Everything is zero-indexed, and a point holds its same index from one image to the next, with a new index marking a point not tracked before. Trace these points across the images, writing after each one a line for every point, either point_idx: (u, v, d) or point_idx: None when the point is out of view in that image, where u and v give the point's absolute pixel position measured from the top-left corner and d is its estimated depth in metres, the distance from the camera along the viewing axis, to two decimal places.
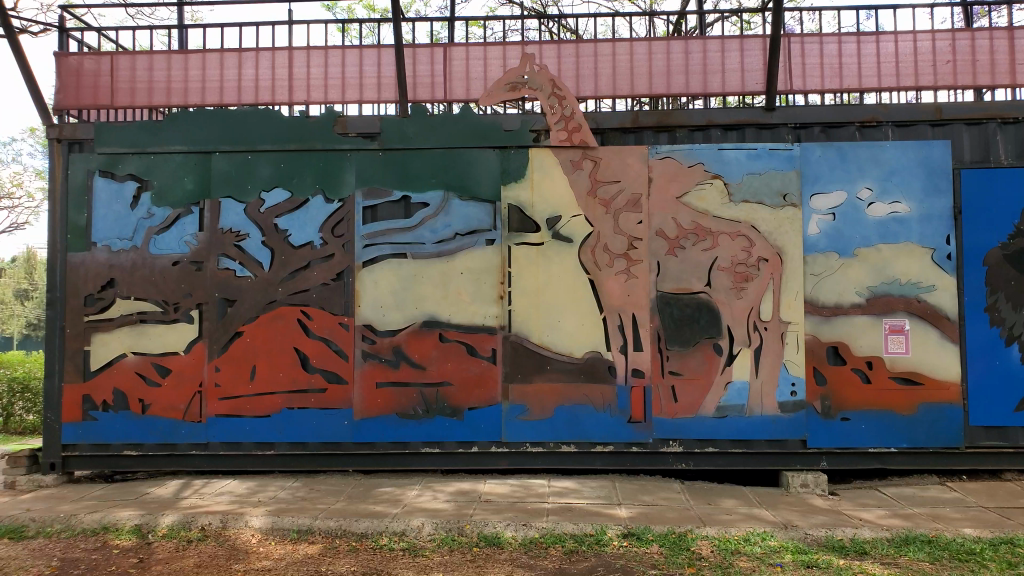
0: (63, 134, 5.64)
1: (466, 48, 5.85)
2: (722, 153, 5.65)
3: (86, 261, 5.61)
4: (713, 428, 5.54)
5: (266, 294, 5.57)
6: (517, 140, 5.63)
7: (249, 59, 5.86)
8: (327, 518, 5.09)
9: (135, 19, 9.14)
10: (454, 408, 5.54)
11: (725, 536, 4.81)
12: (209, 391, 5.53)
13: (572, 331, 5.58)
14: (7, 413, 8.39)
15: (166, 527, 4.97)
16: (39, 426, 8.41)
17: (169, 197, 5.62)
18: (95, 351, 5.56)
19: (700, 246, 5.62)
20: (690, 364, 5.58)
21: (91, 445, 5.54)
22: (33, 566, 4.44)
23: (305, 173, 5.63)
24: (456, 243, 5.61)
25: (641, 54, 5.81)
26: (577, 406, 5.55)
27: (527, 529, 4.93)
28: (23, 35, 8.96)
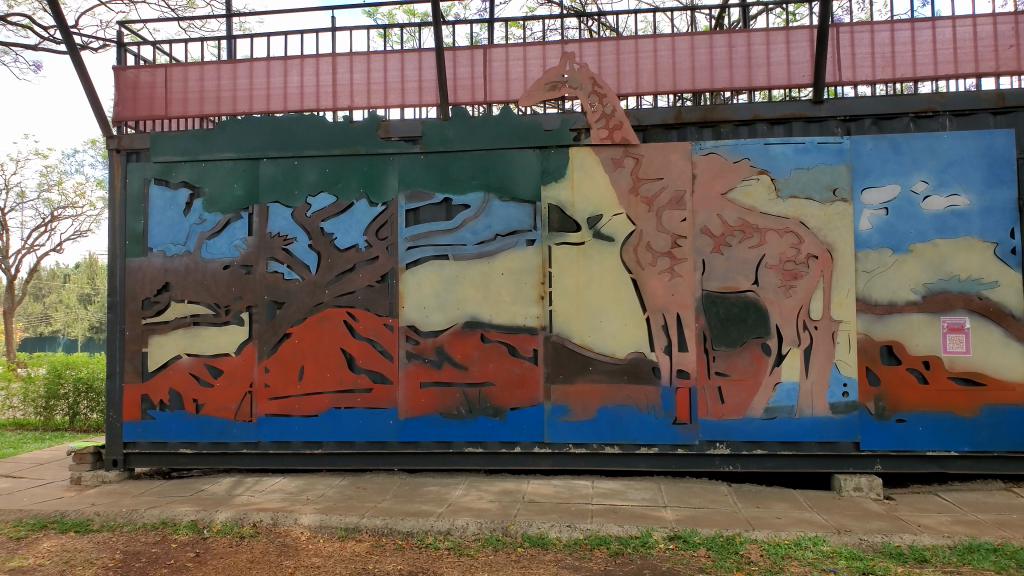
0: (121, 144, 5.89)
1: (505, 49, 5.84)
2: (768, 147, 5.51)
3: (143, 266, 5.83)
4: (761, 429, 5.42)
5: (314, 296, 5.69)
6: (558, 139, 5.61)
7: (294, 67, 5.97)
8: (374, 517, 5.17)
9: (187, 32, 9.44)
10: (497, 408, 5.56)
11: (775, 540, 4.69)
12: (260, 391, 5.69)
13: (615, 332, 5.53)
14: (74, 413, 8.85)
15: (221, 523, 5.14)
16: (102, 425, 8.84)
17: (219, 204, 5.80)
18: (152, 352, 5.77)
19: (747, 243, 5.50)
20: (737, 364, 5.46)
21: (150, 443, 5.75)
22: (98, 558, 4.65)
23: (350, 177, 5.74)
24: (497, 243, 5.63)
25: (684, 49, 5.69)
26: (621, 407, 5.50)
27: (572, 530, 4.92)
28: (82, 52, 9.41)
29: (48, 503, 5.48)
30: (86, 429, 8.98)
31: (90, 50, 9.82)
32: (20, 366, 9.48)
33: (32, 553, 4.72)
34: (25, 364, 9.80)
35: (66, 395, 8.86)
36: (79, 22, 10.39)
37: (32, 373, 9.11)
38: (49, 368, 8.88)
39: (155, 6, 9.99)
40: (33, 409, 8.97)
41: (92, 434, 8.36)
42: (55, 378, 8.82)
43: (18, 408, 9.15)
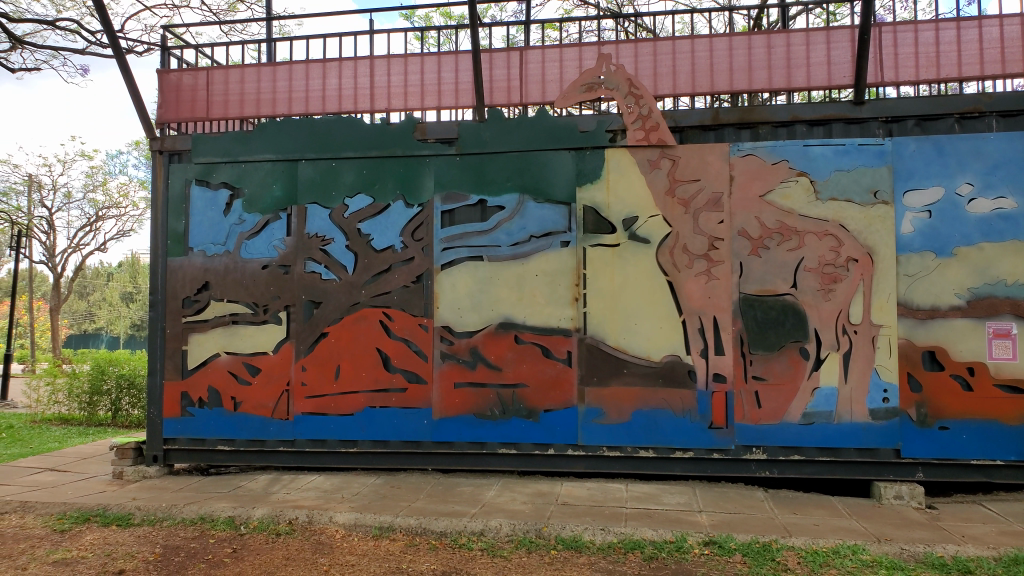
0: (164, 146, 6.00)
1: (542, 50, 5.84)
2: (807, 149, 5.44)
3: (183, 266, 5.93)
4: (799, 435, 5.34)
5: (350, 296, 5.74)
6: (594, 141, 5.60)
7: (332, 69, 6.02)
8: (408, 516, 5.20)
9: (228, 36, 9.62)
10: (531, 409, 5.55)
11: (813, 547, 4.62)
12: (296, 390, 5.75)
13: (650, 334, 5.49)
14: (116, 408, 9.04)
15: (257, 520, 5.21)
16: (143, 421, 9.02)
17: (258, 204, 5.88)
18: (192, 350, 5.87)
19: (785, 246, 5.43)
20: (775, 368, 5.40)
21: (189, 439, 5.85)
22: (139, 552, 4.73)
23: (387, 179, 5.78)
24: (532, 245, 5.63)
25: (722, 50, 5.64)
26: (656, 410, 5.46)
27: (606, 534, 4.89)
28: (127, 56, 9.64)
29: (92, 497, 5.60)
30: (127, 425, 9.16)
31: (135, 53, 10.06)
32: (65, 362, 9.73)
33: (76, 545, 4.82)
34: (71, 360, 10.07)
35: (109, 391, 9.05)
36: (125, 27, 10.65)
37: (77, 369, 9.34)
38: (92, 364, 9.11)
39: (200, 11, 10.24)
40: (77, 404, 9.18)
41: (134, 429, 8.54)
42: (98, 374, 9.04)
43: (63, 403, 9.38)
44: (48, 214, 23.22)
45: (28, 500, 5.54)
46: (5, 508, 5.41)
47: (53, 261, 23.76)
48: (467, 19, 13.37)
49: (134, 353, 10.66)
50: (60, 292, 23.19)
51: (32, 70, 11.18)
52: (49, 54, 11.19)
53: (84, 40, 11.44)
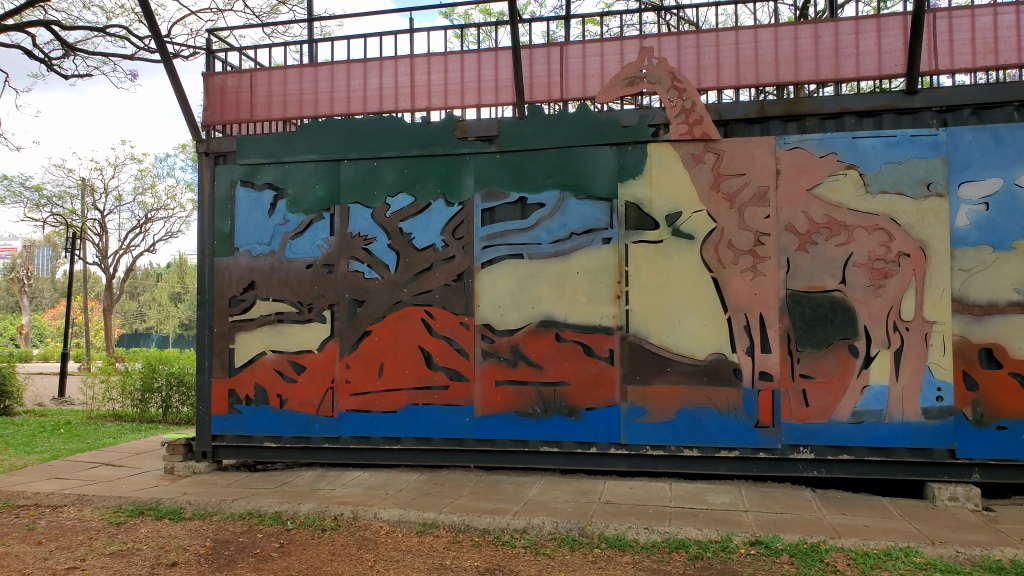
0: (210, 148, 6.11)
1: (583, 45, 5.78)
2: (857, 141, 5.30)
3: (230, 266, 6.04)
4: (848, 434, 5.22)
5: (392, 295, 5.78)
6: (635, 136, 5.53)
7: (373, 69, 6.05)
8: (451, 513, 5.23)
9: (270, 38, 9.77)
10: (573, 407, 5.52)
11: (863, 549, 4.51)
12: (340, 387, 5.82)
13: (694, 332, 5.42)
14: (167, 406, 9.28)
15: (304, 516, 5.29)
16: (193, 418, 9.24)
17: (302, 204, 5.95)
18: (239, 349, 5.97)
19: (834, 241, 5.30)
20: (823, 366, 5.28)
21: (237, 436, 5.96)
22: (190, 545, 4.85)
23: (427, 177, 5.79)
24: (573, 242, 5.58)
25: (767, 41, 5.52)
26: (700, 409, 5.39)
27: (650, 533, 4.85)
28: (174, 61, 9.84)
29: (145, 491, 5.75)
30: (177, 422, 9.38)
31: (181, 58, 10.27)
32: (118, 361, 10.03)
33: (131, 537, 4.96)
34: (125, 359, 10.38)
35: (160, 389, 9.30)
36: (173, 32, 10.91)
37: (129, 367, 9.63)
38: (144, 362, 9.38)
39: (244, 15, 10.43)
40: (130, 401, 9.45)
41: (184, 426, 8.76)
42: (150, 372, 9.31)
43: (116, 400, 9.66)
44: (100, 216, 24.06)
45: (86, 493, 5.72)
46: (64, 501, 5.59)
47: (105, 262, 24.53)
48: (507, 16, 13.36)
49: (183, 353, 10.92)
50: (111, 292, 23.97)
51: (84, 75, 11.51)
52: (101, 60, 11.51)
53: (134, 47, 11.77)
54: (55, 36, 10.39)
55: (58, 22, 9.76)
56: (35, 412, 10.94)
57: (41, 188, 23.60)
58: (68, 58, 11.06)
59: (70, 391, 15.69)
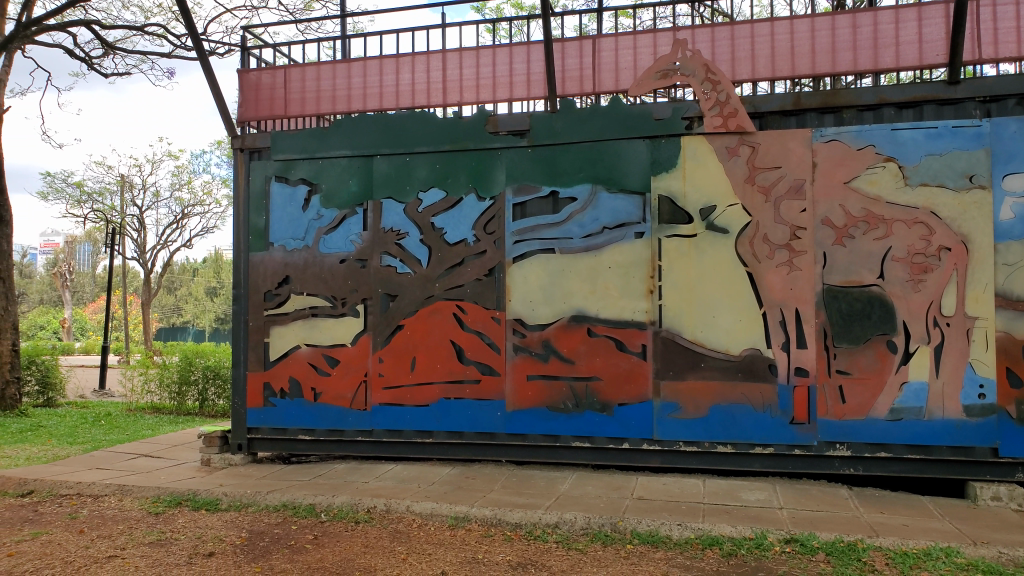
0: (245, 144, 6.20)
1: (615, 38, 5.74)
2: (896, 133, 5.19)
3: (265, 260, 6.11)
4: (887, 431, 5.13)
5: (424, 289, 5.81)
6: (669, 129, 5.48)
7: (405, 64, 6.08)
8: (483, 507, 5.24)
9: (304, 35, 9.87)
10: (605, 402, 5.49)
11: (902, 548, 4.43)
12: (373, 381, 5.86)
13: (728, 327, 5.37)
14: (204, 398, 9.46)
15: (337, 508, 5.33)
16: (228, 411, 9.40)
17: (336, 200, 6.00)
18: (273, 342, 6.05)
19: (871, 235, 5.20)
20: (860, 362, 5.20)
21: (271, 429, 6.04)
22: (227, 535, 4.93)
23: (459, 172, 5.80)
24: (605, 237, 5.55)
25: (804, 32, 5.44)
26: (734, 405, 5.34)
27: (683, 529, 4.81)
28: (210, 58, 9.99)
29: (183, 482, 5.85)
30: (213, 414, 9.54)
31: (217, 56, 10.43)
32: (156, 354, 10.24)
33: (170, 527, 5.06)
34: (162, 352, 10.61)
35: (196, 382, 9.48)
36: (208, 30, 11.08)
37: (167, 361, 9.83)
38: (181, 356, 9.57)
39: (277, 12, 10.55)
40: (168, 394, 9.64)
41: (220, 419, 8.91)
42: (187, 365, 9.49)
43: (154, 392, 9.86)
44: (136, 213, 24.60)
45: (126, 483, 5.84)
46: (105, 491, 5.72)
47: (144, 256, 25.09)
48: (538, 10, 13.33)
49: (218, 347, 11.11)
50: (146, 288, 24.48)
51: (122, 74, 11.76)
52: (140, 60, 11.75)
53: (171, 45, 12.00)
54: (95, 36, 10.61)
55: (98, 22, 9.97)
56: (77, 404, 11.23)
57: (85, 183, 24.36)
58: (108, 57, 11.30)
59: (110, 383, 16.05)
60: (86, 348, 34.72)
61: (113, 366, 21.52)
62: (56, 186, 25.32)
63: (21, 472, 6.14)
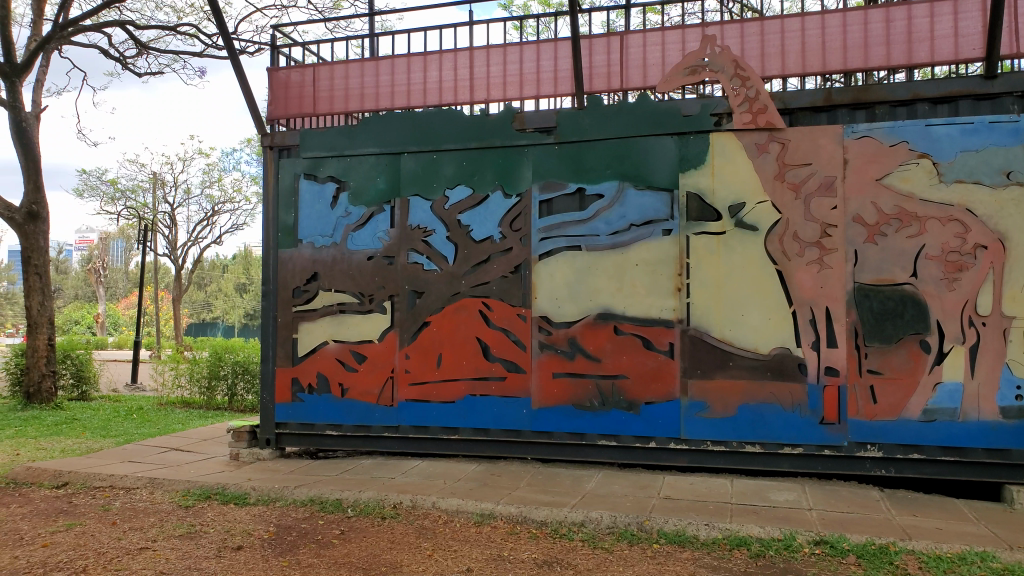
0: (274, 142, 6.27)
1: (643, 34, 5.72)
2: (930, 129, 5.09)
3: (293, 257, 6.17)
4: (920, 433, 5.03)
5: (450, 286, 5.83)
6: (697, 125, 5.44)
7: (433, 62, 6.11)
8: (509, 504, 5.23)
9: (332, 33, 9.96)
10: (631, 401, 5.46)
11: (936, 552, 4.33)
12: (400, 377, 5.90)
13: (757, 325, 5.31)
14: (233, 393, 9.57)
15: (363, 504, 5.36)
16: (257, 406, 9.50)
17: (364, 197, 6.04)
18: (302, 338, 6.10)
19: (904, 232, 5.11)
20: (893, 362, 5.11)
21: (299, 424, 6.11)
22: (255, 529, 4.98)
23: (486, 169, 5.81)
24: (632, 234, 5.52)
25: (835, 26, 5.37)
26: (763, 404, 5.28)
27: (710, 529, 4.76)
28: (241, 57, 10.13)
29: (212, 476, 5.93)
30: (242, 409, 9.64)
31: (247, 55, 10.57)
32: (186, 350, 10.41)
33: (199, 520, 5.12)
34: (192, 348, 10.78)
35: (226, 376, 9.60)
36: (238, 29, 11.23)
37: (197, 356, 9.97)
38: (211, 351, 9.73)
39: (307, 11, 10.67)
40: (198, 388, 9.79)
41: (249, 413, 9.02)
42: (217, 360, 9.64)
43: (185, 387, 10.02)
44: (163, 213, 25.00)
45: (157, 476, 5.93)
46: (137, 483, 5.81)
47: (173, 254, 25.51)
48: (566, 6, 13.31)
49: (246, 342, 11.24)
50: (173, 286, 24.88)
51: (155, 74, 11.99)
52: (171, 59, 11.96)
53: (201, 44, 12.19)
54: (129, 36, 10.80)
55: (132, 22, 10.15)
56: (109, 398, 11.43)
57: (120, 181, 24.93)
58: (141, 57, 11.52)
59: (142, 377, 16.41)
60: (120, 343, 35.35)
61: (144, 361, 21.93)
62: (89, 184, 25.86)
63: (56, 463, 6.26)
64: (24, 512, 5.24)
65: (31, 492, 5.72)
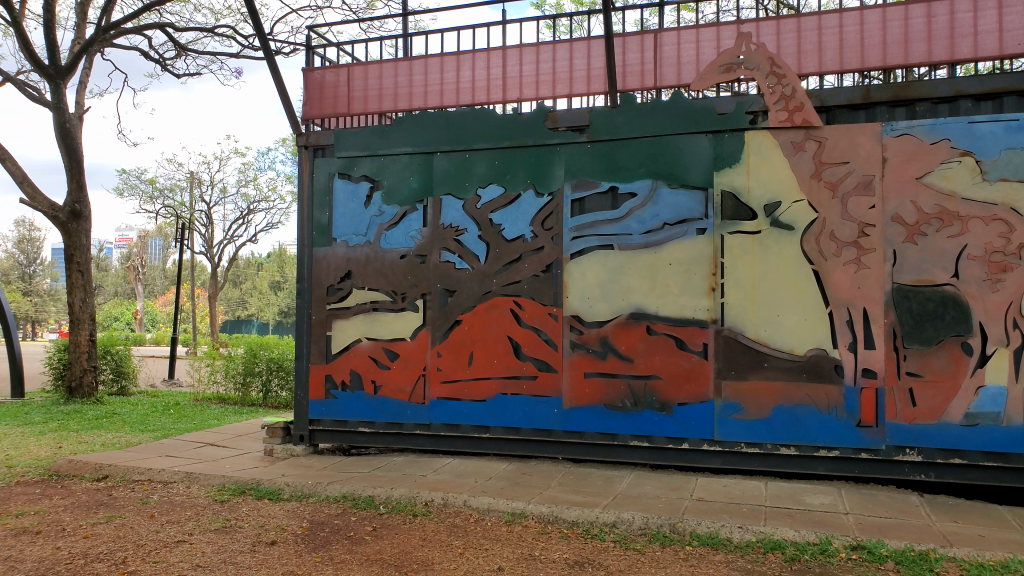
0: (309, 141, 6.34)
1: (677, 32, 5.69)
2: (973, 126, 4.97)
3: (327, 255, 6.23)
4: (961, 437, 4.92)
5: (482, 285, 5.84)
6: (732, 123, 5.38)
7: (466, 61, 6.15)
8: (540, 504, 5.22)
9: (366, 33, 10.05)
10: (664, 402, 5.42)
11: (979, 559, 4.22)
12: (432, 375, 5.93)
13: (793, 326, 5.24)
14: (268, 390, 9.71)
15: (395, 501, 5.39)
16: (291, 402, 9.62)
17: (396, 196, 6.08)
18: (335, 336, 6.16)
19: (945, 232, 4.99)
20: (933, 364, 5.00)
21: (333, 420, 6.17)
22: (289, 525, 5.03)
23: (518, 168, 5.81)
24: (665, 233, 5.48)
25: (874, 22, 5.29)
26: (799, 406, 5.20)
27: (744, 532, 4.70)
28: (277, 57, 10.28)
29: (247, 471, 6.01)
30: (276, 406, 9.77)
31: (282, 56, 10.72)
32: (222, 346, 10.59)
33: (235, 515, 5.19)
34: (227, 345, 10.97)
35: (260, 373, 9.76)
36: (274, 31, 11.39)
37: (232, 352, 10.15)
38: (246, 348, 9.90)
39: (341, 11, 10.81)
40: (233, 384, 9.96)
41: (282, 410, 9.13)
42: (252, 357, 9.81)
43: (220, 383, 10.19)
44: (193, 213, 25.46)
45: (193, 471, 6.02)
46: (174, 477, 5.92)
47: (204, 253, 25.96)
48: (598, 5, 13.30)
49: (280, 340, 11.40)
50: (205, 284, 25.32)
51: (194, 75, 12.26)
52: (209, 59, 12.18)
53: (238, 46, 12.41)
54: (168, 38, 11.03)
55: (172, 25, 10.37)
56: (148, 393, 11.68)
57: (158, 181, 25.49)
58: (180, 59, 11.76)
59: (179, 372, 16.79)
60: (158, 339, 36.13)
61: (178, 356, 22.39)
62: (128, 184, 26.39)
63: (97, 457, 6.41)
64: (66, 504, 5.37)
65: (73, 484, 5.85)
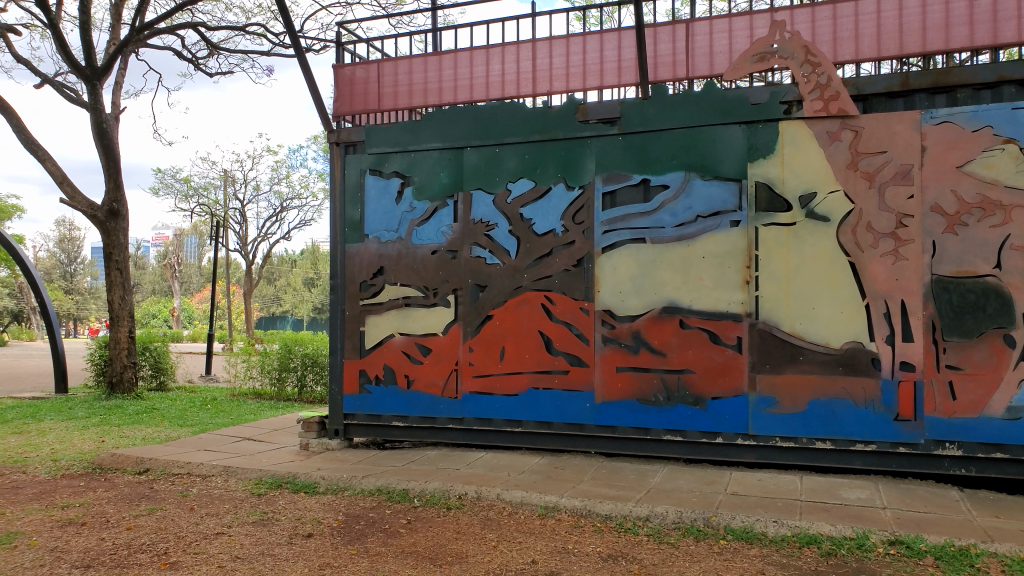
0: (340, 138, 6.39)
1: (709, 21, 5.61)
2: (1017, 113, 4.81)
3: (360, 252, 6.29)
4: (1003, 431, 4.81)
5: (513, 280, 5.85)
6: (766, 113, 5.30)
7: (495, 55, 6.14)
8: (573, 498, 5.24)
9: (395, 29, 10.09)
10: (697, 396, 5.40)
11: (1021, 554, 4.12)
12: (464, 369, 5.97)
13: (829, 319, 5.17)
14: (303, 385, 9.87)
15: (429, 494, 5.44)
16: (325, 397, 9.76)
17: (427, 191, 6.11)
18: (369, 331, 6.23)
19: (987, 222, 4.87)
20: (974, 357, 4.90)
21: (367, 415, 6.24)
22: (324, 518, 5.10)
23: (549, 162, 5.80)
24: (698, 226, 5.44)
25: (913, 7, 5.16)
26: (835, 400, 5.14)
27: (779, 526, 4.66)
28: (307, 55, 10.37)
29: (284, 465, 6.11)
30: (311, 401, 9.92)
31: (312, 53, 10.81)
32: (257, 343, 10.77)
33: (272, 508, 5.28)
34: (262, 341, 11.15)
35: (296, 368, 9.94)
36: (304, 27, 11.45)
37: (268, 348, 10.33)
38: (281, 344, 10.06)
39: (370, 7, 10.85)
40: (268, 380, 10.13)
41: (317, 405, 9.28)
42: (287, 353, 9.97)
43: (256, 378, 10.35)
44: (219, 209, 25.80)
45: (231, 464, 6.14)
46: (213, 471, 6.04)
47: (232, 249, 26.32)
48: None
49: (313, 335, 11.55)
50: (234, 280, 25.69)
51: (225, 73, 12.43)
52: (240, 58, 12.34)
53: (268, 44, 12.53)
54: (201, 38, 11.18)
55: (204, 25, 10.50)
56: (185, 389, 11.91)
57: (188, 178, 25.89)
58: (211, 58, 11.92)
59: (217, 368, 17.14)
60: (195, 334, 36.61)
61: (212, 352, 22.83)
62: (163, 181, 26.87)
63: (139, 451, 6.56)
64: (109, 497, 5.51)
65: (116, 477, 6.00)
